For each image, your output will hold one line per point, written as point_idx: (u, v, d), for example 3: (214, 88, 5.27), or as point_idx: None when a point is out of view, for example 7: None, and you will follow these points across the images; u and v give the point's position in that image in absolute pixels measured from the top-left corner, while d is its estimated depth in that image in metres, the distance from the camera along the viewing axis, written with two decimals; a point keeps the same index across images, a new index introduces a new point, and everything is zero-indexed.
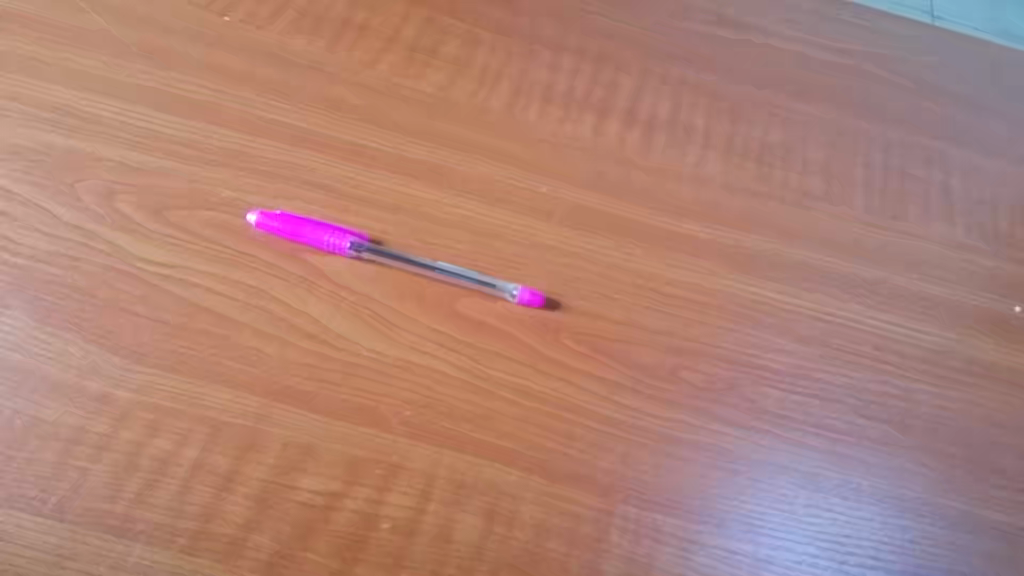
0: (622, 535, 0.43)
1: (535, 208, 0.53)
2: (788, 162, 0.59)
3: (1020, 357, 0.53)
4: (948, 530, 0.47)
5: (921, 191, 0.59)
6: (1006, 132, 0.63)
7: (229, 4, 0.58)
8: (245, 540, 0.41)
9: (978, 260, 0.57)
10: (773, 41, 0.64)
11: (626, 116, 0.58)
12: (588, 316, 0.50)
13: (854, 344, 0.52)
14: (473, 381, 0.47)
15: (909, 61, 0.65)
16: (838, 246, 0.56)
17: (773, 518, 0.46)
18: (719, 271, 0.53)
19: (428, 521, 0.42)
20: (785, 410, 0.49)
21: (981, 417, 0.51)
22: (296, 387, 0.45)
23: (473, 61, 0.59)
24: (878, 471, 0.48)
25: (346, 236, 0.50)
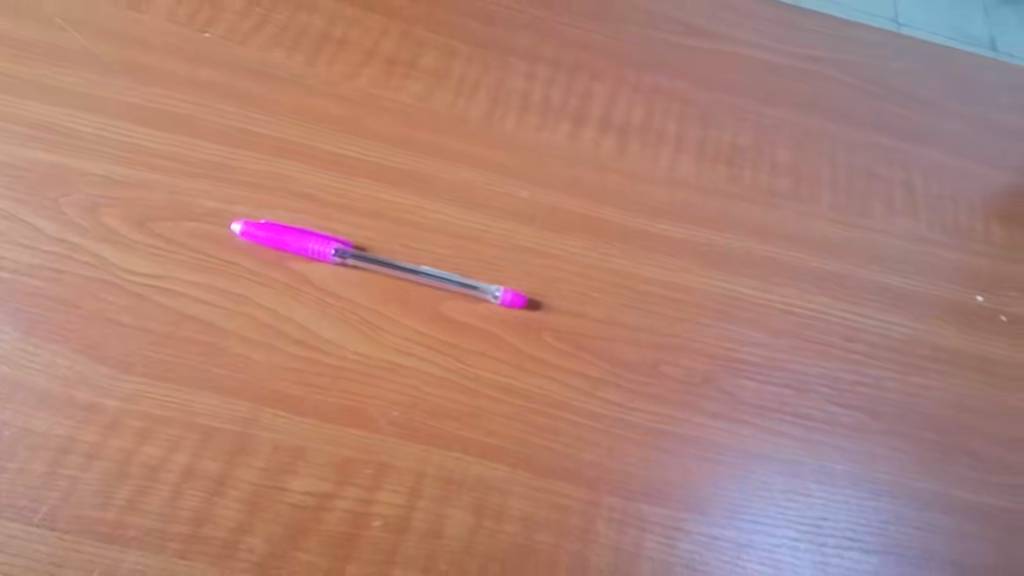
0: (608, 524, 0.45)
1: (515, 213, 0.55)
2: (757, 164, 0.61)
3: (982, 343, 0.56)
4: (921, 510, 0.49)
5: (886, 189, 0.62)
6: (968, 133, 0.66)
7: (210, 20, 0.59)
8: (238, 542, 0.41)
9: (941, 253, 0.59)
10: (742, 48, 0.67)
11: (601, 122, 0.60)
12: (570, 315, 0.52)
13: (825, 335, 0.54)
14: (459, 381, 0.48)
15: (873, 66, 0.68)
16: (807, 243, 0.58)
17: (755, 504, 0.47)
18: (694, 269, 0.55)
19: (418, 518, 0.43)
20: (762, 400, 0.51)
21: (949, 401, 0.53)
22: (284, 392, 0.46)
23: (450, 72, 0.61)
24: (852, 456, 0.50)
25: (330, 243, 0.51)
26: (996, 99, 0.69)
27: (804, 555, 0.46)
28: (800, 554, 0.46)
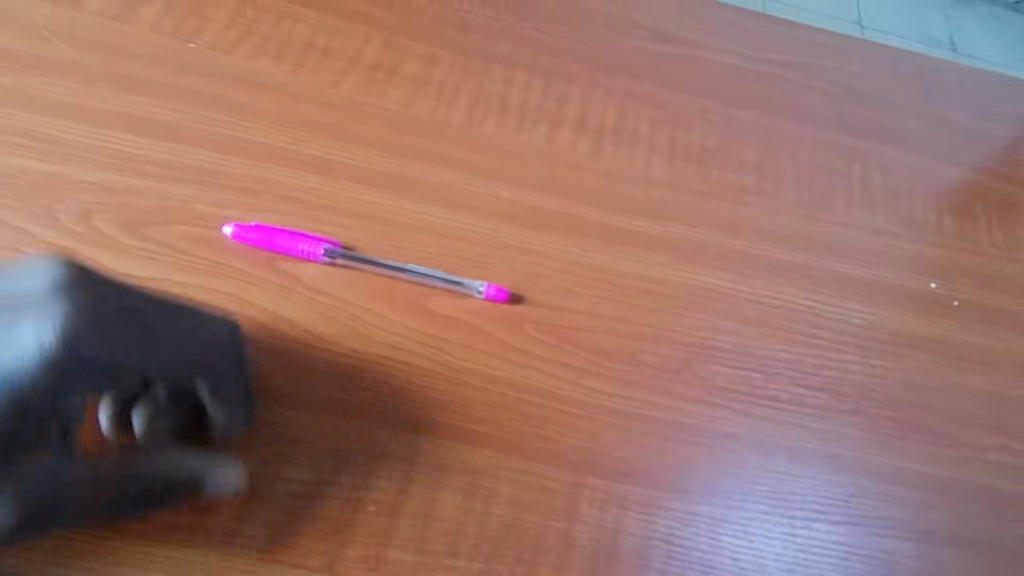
0: (591, 504, 0.47)
1: (497, 212, 0.57)
2: (725, 163, 0.64)
3: (937, 327, 0.60)
4: (883, 484, 0.52)
5: (846, 185, 0.65)
6: (921, 131, 0.70)
7: (195, 30, 0.61)
8: (239, 529, 0.43)
9: (898, 244, 0.63)
10: (709, 53, 0.70)
11: (576, 125, 0.63)
12: (551, 308, 0.54)
13: (791, 322, 0.57)
14: (447, 373, 0.50)
15: (831, 68, 0.72)
16: (773, 236, 0.61)
17: (729, 482, 0.50)
18: (667, 262, 0.58)
19: (411, 502, 0.45)
20: (734, 384, 0.54)
21: (907, 381, 0.57)
22: (279, 387, 0.48)
23: (430, 78, 0.63)
24: (818, 434, 0.53)
25: (319, 243, 0.53)
26: (947, 98, 0.73)
27: (775, 527, 0.49)
28: (771, 527, 0.49)
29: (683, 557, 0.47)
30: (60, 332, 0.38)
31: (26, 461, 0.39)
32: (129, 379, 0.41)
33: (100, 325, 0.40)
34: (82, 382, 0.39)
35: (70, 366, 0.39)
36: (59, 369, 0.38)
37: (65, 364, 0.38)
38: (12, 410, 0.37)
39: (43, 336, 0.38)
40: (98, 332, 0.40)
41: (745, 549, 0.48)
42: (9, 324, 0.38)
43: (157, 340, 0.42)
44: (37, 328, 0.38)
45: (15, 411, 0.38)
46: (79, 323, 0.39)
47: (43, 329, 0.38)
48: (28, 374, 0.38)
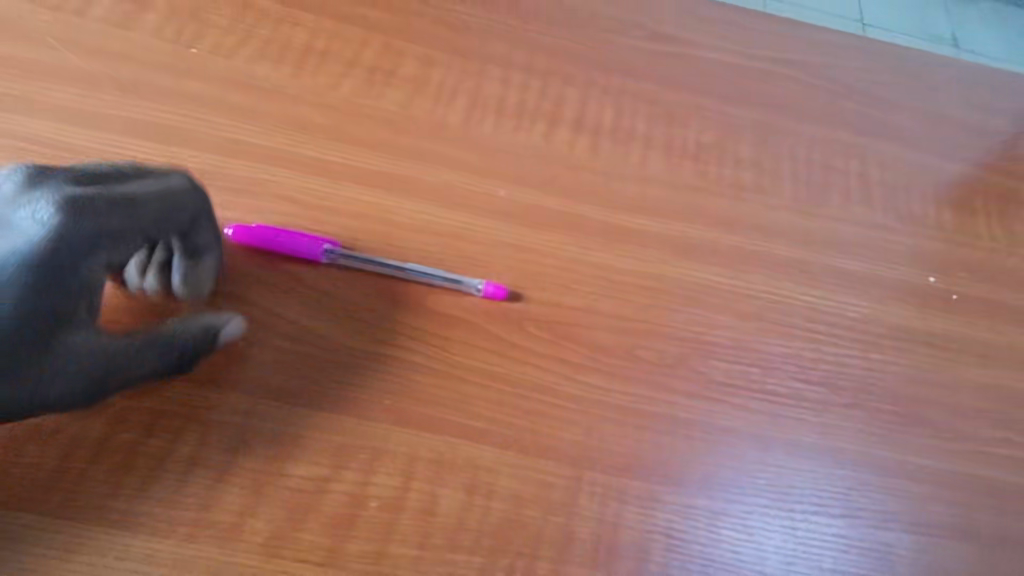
0: (591, 498, 0.48)
1: (495, 211, 0.58)
2: (722, 160, 0.65)
3: (935, 321, 0.60)
4: (882, 477, 0.53)
5: (843, 180, 0.66)
6: (918, 126, 0.71)
7: (196, 36, 0.62)
8: (242, 524, 0.43)
9: (895, 238, 0.63)
10: (705, 51, 0.71)
11: (573, 124, 0.64)
12: (550, 305, 0.55)
13: (789, 317, 0.58)
14: (446, 370, 0.51)
15: (827, 65, 0.73)
16: (770, 232, 0.62)
17: (728, 476, 0.50)
18: (665, 259, 0.58)
19: (412, 497, 0.46)
20: (732, 379, 0.54)
21: (906, 375, 0.57)
22: (281, 385, 0.48)
23: (428, 80, 0.64)
24: (816, 428, 0.53)
25: (319, 242, 0.53)
26: (944, 93, 0.73)
27: (774, 520, 0.50)
28: (770, 520, 0.50)
29: (683, 550, 0.47)
30: (50, 210, 0.44)
31: (57, 345, 0.43)
32: (127, 242, 0.46)
33: (82, 212, 0.44)
34: (90, 251, 0.44)
35: (73, 236, 0.44)
36: (58, 251, 0.43)
37: (69, 237, 0.44)
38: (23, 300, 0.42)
39: (34, 225, 0.43)
40: (81, 216, 0.44)
41: (744, 543, 0.48)
42: (8, 220, 0.44)
43: (140, 215, 0.46)
44: (30, 214, 0.44)
45: (31, 296, 0.42)
46: (60, 206, 0.44)
47: (37, 214, 0.44)
48: (33, 256, 0.43)
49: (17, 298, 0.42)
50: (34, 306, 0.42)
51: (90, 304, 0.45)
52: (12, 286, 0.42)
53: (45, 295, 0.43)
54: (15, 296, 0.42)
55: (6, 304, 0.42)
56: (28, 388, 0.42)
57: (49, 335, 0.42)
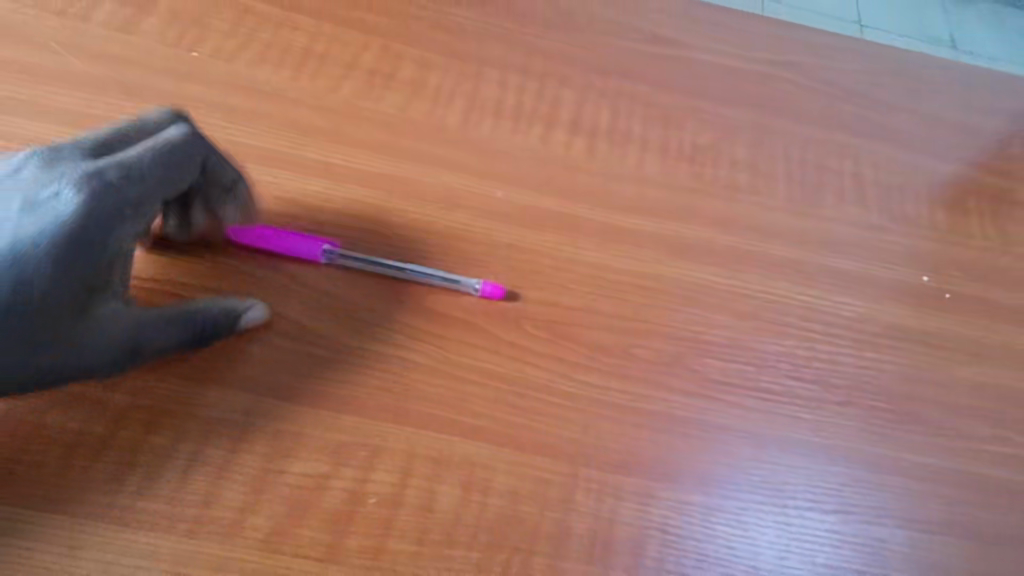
0: (587, 494, 0.48)
1: (493, 212, 0.59)
2: (717, 161, 0.66)
3: (929, 319, 0.60)
4: (876, 473, 0.53)
5: (837, 181, 0.66)
6: (912, 127, 0.71)
7: (197, 40, 0.63)
8: (243, 521, 0.44)
9: (889, 238, 0.64)
10: (701, 54, 0.72)
11: (569, 126, 0.65)
12: (547, 305, 0.55)
13: (783, 317, 0.58)
14: (444, 368, 0.51)
15: (822, 67, 0.73)
16: (765, 232, 0.62)
17: (723, 473, 0.51)
18: (661, 259, 0.59)
19: (411, 494, 0.46)
20: (727, 377, 0.55)
21: (900, 373, 0.57)
22: (281, 383, 0.49)
23: (426, 83, 0.64)
24: (810, 426, 0.54)
25: (318, 243, 0.54)
26: (937, 95, 0.74)
27: (768, 516, 0.50)
28: (764, 516, 0.50)
29: (678, 546, 0.48)
30: (73, 186, 0.46)
31: (91, 315, 0.46)
32: (147, 208, 0.49)
33: (104, 184, 0.46)
34: (117, 224, 0.47)
35: (101, 210, 0.46)
36: (88, 223, 0.45)
37: (97, 212, 0.46)
38: (58, 272, 0.44)
39: (62, 202, 0.45)
40: (104, 188, 0.46)
41: (739, 538, 0.49)
42: (34, 200, 0.46)
43: (153, 179, 0.48)
44: (54, 192, 0.46)
45: (65, 266, 0.45)
46: (82, 183, 0.46)
47: (61, 191, 0.46)
48: (66, 229, 0.45)
49: (52, 274, 0.44)
50: (70, 280, 0.45)
51: (120, 272, 0.48)
52: (47, 262, 0.44)
53: (81, 270, 0.45)
54: (51, 271, 0.44)
55: (42, 280, 0.44)
56: (68, 359, 0.45)
57: (85, 306, 0.45)
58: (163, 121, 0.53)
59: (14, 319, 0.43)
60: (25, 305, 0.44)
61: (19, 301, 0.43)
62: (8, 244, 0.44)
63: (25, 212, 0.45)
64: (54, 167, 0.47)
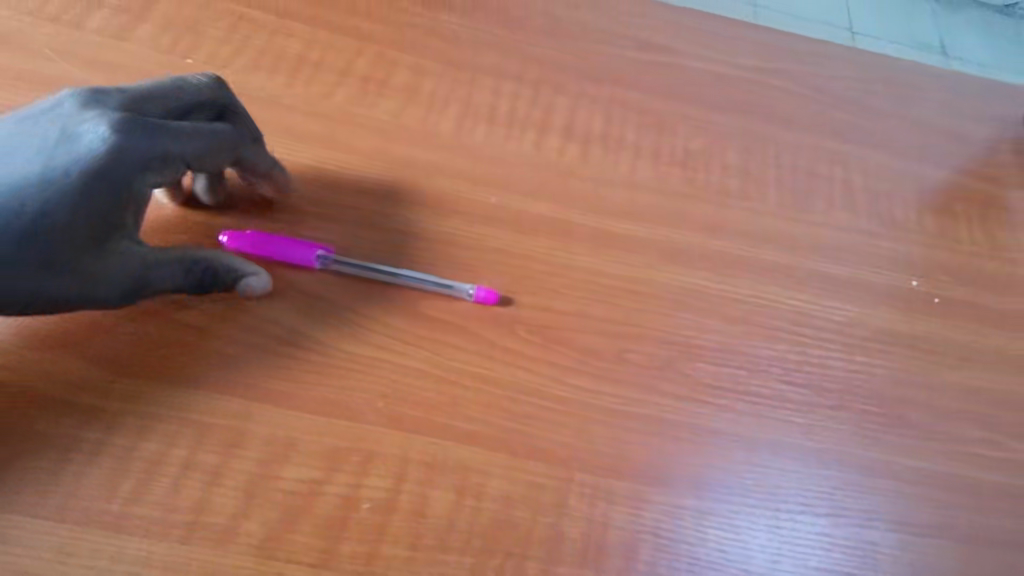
0: (580, 499, 0.48)
1: (486, 217, 0.59)
2: (709, 166, 0.66)
3: (918, 323, 0.61)
4: (867, 477, 0.54)
5: (827, 186, 0.67)
6: (901, 133, 0.72)
7: (192, 47, 0.63)
8: (236, 527, 0.44)
9: (878, 243, 0.65)
10: (693, 61, 0.72)
11: (563, 132, 0.65)
12: (540, 310, 0.56)
13: (774, 321, 0.59)
14: (438, 374, 0.51)
15: (813, 73, 0.74)
16: (756, 237, 0.63)
17: (715, 477, 0.51)
18: (653, 264, 0.60)
19: (404, 498, 0.46)
20: (719, 381, 0.55)
21: (890, 377, 0.58)
22: (274, 389, 0.49)
23: (420, 89, 0.65)
24: (802, 430, 0.54)
25: (313, 249, 0.55)
26: (926, 102, 0.75)
27: (760, 519, 0.50)
28: (756, 519, 0.50)
29: (671, 549, 0.48)
30: (109, 126, 0.48)
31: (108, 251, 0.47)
32: (173, 166, 0.50)
33: (140, 134, 0.48)
34: (142, 170, 0.49)
35: (129, 155, 0.48)
36: (115, 165, 0.47)
37: (125, 156, 0.48)
38: (78, 206, 0.46)
39: (95, 141, 0.47)
40: (139, 137, 0.48)
41: (731, 541, 0.49)
42: (71, 133, 0.48)
43: (189, 145, 0.51)
44: (90, 130, 0.48)
45: (86, 201, 0.46)
46: (120, 127, 0.48)
47: (97, 130, 0.48)
48: (93, 168, 0.47)
49: (74, 208, 0.46)
50: (89, 216, 0.46)
51: (136, 213, 0.49)
52: (71, 195, 0.46)
53: (100, 207, 0.47)
54: (72, 204, 0.46)
55: (63, 210, 0.46)
56: (81, 291, 0.47)
57: (103, 241, 0.47)
58: (205, 81, 0.55)
59: (34, 244, 0.45)
60: (43, 229, 0.45)
61: (38, 227, 0.45)
62: (40, 171, 0.46)
63: (58, 142, 0.48)
64: (96, 106, 0.50)
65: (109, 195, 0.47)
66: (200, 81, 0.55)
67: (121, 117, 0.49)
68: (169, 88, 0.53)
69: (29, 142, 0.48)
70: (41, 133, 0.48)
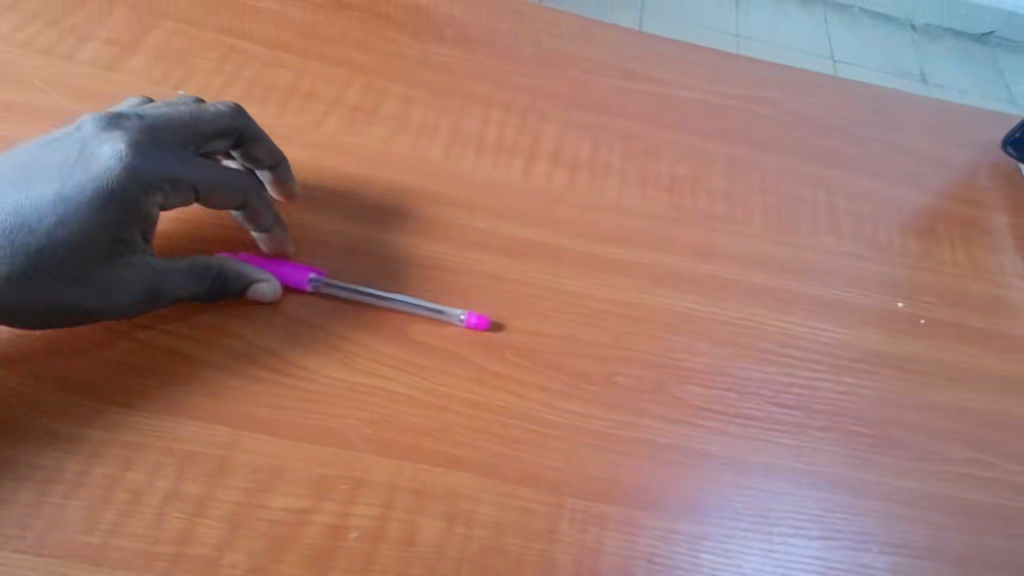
0: (571, 524, 0.48)
1: (476, 242, 0.59)
2: (696, 191, 0.67)
3: (904, 344, 0.62)
4: (859, 498, 0.53)
5: (811, 210, 0.68)
6: (883, 157, 0.74)
7: (182, 78, 0.64)
8: (220, 558, 0.43)
9: (862, 265, 0.66)
10: (678, 88, 0.74)
11: (551, 158, 0.66)
12: (530, 334, 0.56)
13: (762, 343, 0.59)
14: (427, 399, 0.51)
15: (795, 100, 0.76)
16: (743, 260, 0.64)
17: (708, 501, 0.51)
18: (642, 287, 0.60)
19: (393, 527, 0.46)
20: (710, 404, 0.55)
21: (879, 399, 0.58)
22: (261, 417, 0.49)
23: (409, 118, 0.66)
24: (793, 452, 0.54)
25: (305, 271, 0.55)
26: (906, 127, 0.77)
27: (753, 543, 0.50)
28: (749, 543, 0.50)
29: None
30: (127, 148, 0.50)
31: (123, 262, 0.48)
32: (183, 189, 0.52)
33: (155, 157, 0.50)
34: (153, 192, 0.50)
35: (143, 176, 0.50)
36: (128, 185, 0.49)
37: (138, 176, 0.49)
38: (91, 224, 0.47)
39: (111, 161, 0.49)
40: (154, 159, 0.50)
41: (724, 566, 0.49)
42: (89, 152, 0.50)
43: (202, 174, 0.52)
44: (108, 151, 0.50)
45: (98, 219, 0.47)
46: (138, 148, 0.50)
47: (115, 151, 0.49)
48: (106, 187, 0.48)
49: (88, 225, 0.47)
50: (100, 233, 0.47)
51: (145, 232, 0.50)
52: (82, 213, 0.47)
53: (111, 225, 0.48)
54: (84, 221, 0.47)
55: (75, 227, 0.47)
56: (97, 302, 0.48)
57: (115, 255, 0.48)
58: (225, 108, 0.56)
59: (43, 258, 0.46)
60: (56, 244, 0.47)
61: (51, 241, 0.47)
62: (56, 189, 0.48)
63: (76, 162, 0.49)
64: (116, 127, 0.51)
65: (120, 214, 0.48)
66: (219, 108, 0.55)
67: (139, 139, 0.51)
68: (186, 112, 0.54)
69: (49, 161, 0.50)
70: (62, 153, 0.50)
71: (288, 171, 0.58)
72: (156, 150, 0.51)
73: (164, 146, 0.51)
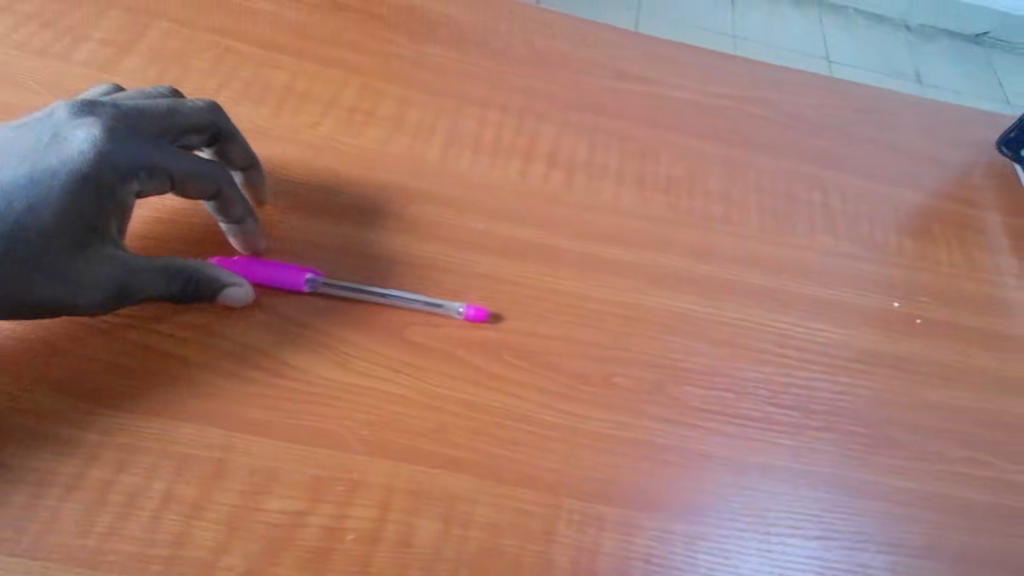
0: (569, 525, 0.48)
1: (473, 243, 0.59)
2: (692, 192, 0.67)
3: (901, 344, 0.62)
4: (856, 498, 0.53)
5: (807, 210, 0.68)
6: (879, 157, 0.74)
7: (178, 79, 0.64)
8: (216, 561, 0.43)
9: (859, 265, 0.66)
10: (674, 89, 0.74)
11: (548, 159, 0.66)
12: (528, 335, 0.56)
13: (760, 344, 0.59)
14: (424, 400, 0.51)
15: (791, 101, 0.76)
16: (741, 260, 0.64)
17: (706, 502, 0.51)
18: (640, 288, 0.60)
19: (390, 529, 0.46)
20: (707, 405, 0.55)
21: (876, 399, 0.58)
22: (257, 419, 0.48)
23: (406, 119, 0.66)
24: (791, 452, 0.54)
25: (302, 272, 0.55)
26: (902, 127, 0.77)
27: (751, 543, 0.50)
28: (747, 543, 0.50)
29: None
30: (99, 133, 0.50)
31: (94, 252, 0.48)
32: (157, 177, 0.52)
33: (128, 144, 0.50)
34: (126, 179, 0.50)
35: (115, 163, 0.50)
36: (100, 171, 0.49)
37: (110, 162, 0.49)
38: (63, 211, 0.47)
39: (83, 146, 0.49)
40: (127, 147, 0.50)
41: (722, 566, 0.49)
42: (63, 137, 0.50)
43: (175, 162, 0.52)
44: (81, 136, 0.49)
45: (71, 206, 0.48)
46: (110, 134, 0.50)
47: (88, 136, 0.49)
48: (78, 173, 0.48)
49: (60, 211, 0.47)
50: (72, 220, 0.48)
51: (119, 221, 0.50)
52: (56, 197, 0.48)
53: (83, 212, 0.48)
54: (57, 207, 0.47)
55: (49, 214, 0.47)
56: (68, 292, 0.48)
57: (87, 244, 0.48)
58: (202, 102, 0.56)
59: (16, 242, 0.47)
60: (29, 229, 0.47)
61: (24, 226, 0.47)
62: (28, 172, 0.48)
63: (48, 146, 0.49)
64: (89, 112, 0.51)
65: (93, 200, 0.48)
66: (197, 102, 0.55)
67: (114, 125, 0.51)
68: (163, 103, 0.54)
69: (21, 145, 0.50)
70: (35, 137, 0.50)
71: (260, 173, 0.58)
72: (129, 138, 0.51)
73: (138, 134, 0.51)
